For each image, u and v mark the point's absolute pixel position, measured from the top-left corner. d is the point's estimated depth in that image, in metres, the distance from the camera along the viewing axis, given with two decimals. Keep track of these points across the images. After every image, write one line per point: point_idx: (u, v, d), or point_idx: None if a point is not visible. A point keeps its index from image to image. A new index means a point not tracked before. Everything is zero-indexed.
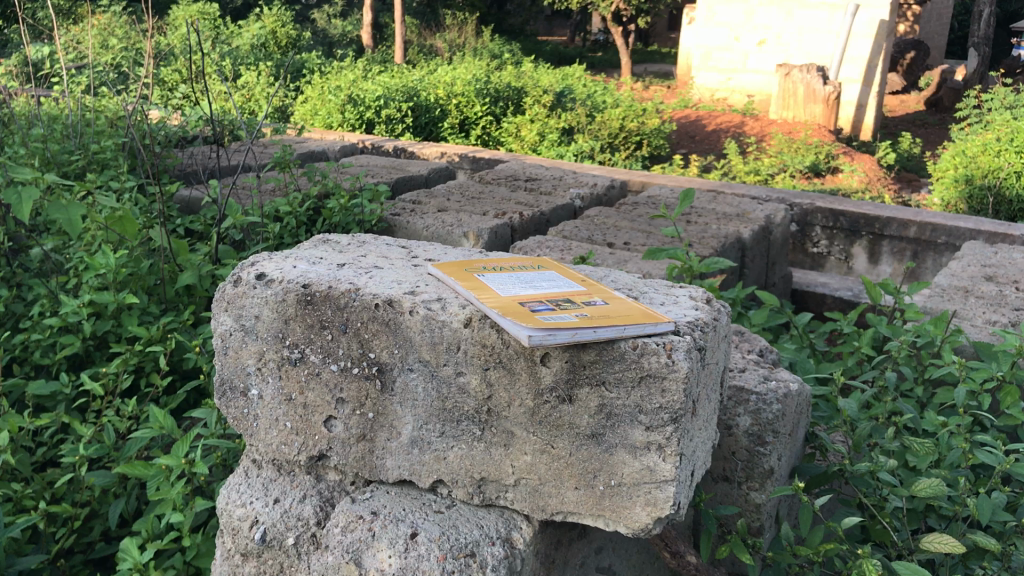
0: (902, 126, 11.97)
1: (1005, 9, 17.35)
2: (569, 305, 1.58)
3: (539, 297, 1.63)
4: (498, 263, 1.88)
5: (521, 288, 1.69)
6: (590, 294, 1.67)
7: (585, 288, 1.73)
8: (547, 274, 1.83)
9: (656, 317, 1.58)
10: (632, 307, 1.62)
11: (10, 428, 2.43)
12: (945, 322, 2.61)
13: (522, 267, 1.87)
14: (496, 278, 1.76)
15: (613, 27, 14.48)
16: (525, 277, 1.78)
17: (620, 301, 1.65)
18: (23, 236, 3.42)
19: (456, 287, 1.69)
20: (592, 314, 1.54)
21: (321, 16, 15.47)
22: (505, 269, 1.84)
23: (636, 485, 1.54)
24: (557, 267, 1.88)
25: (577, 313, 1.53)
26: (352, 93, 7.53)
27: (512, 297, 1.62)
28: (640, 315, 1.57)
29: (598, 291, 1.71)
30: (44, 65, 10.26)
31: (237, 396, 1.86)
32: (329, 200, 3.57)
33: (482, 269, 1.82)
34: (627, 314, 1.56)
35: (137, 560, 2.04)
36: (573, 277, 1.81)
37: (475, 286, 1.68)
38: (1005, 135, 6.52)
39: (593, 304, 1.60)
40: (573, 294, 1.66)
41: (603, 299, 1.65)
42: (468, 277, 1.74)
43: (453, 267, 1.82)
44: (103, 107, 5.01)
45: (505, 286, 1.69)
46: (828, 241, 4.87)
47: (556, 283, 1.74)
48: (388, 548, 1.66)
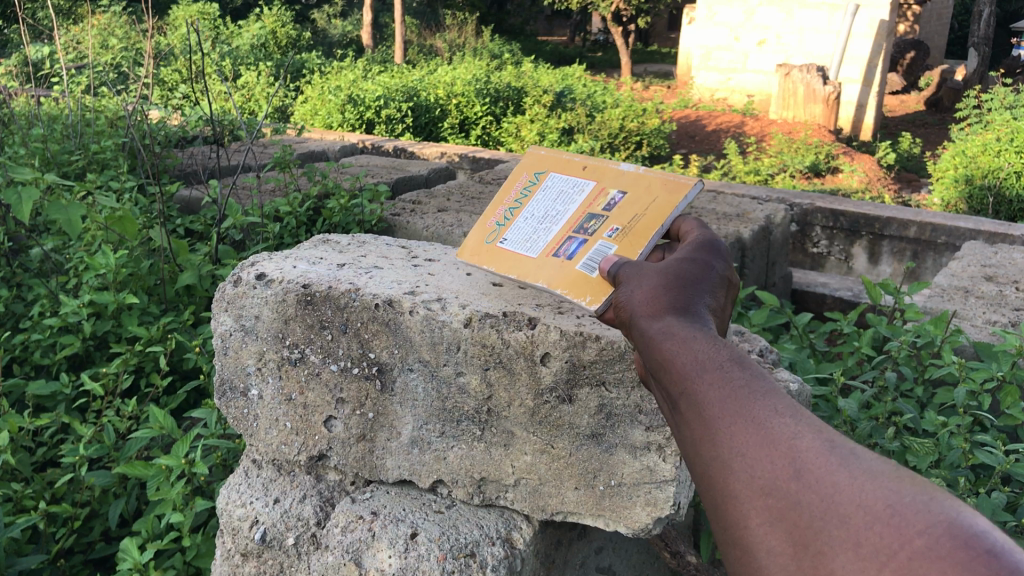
0: (902, 126, 11.98)
1: (1005, 10, 17.36)
2: (597, 226, 1.62)
3: (569, 232, 1.65)
4: (500, 194, 1.84)
5: (545, 229, 1.69)
6: (606, 196, 1.68)
7: (597, 186, 1.71)
8: (550, 182, 1.78)
9: (677, 187, 1.60)
10: (650, 190, 1.64)
11: (11, 428, 2.43)
12: (945, 322, 2.61)
13: (520, 184, 1.82)
14: (514, 229, 1.75)
15: (613, 27, 14.54)
16: (535, 207, 1.76)
17: (638, 187, 1.66)
18: (23, 236, 3.43)
19: (493, 270, 1.73)
20: (625, 234, 1.57)
21: (321, 16, 15.48)
22: (510, 205, 1.81)
23: (637, 485, 1.54)
24: (551, 164, 1.82)
25: (616, 240, 1.57)
26: (352, 93, 7.54)
27: (545, 250, 1.65)
28: (666, 203, 1.59)
29: (610, 182, 1.71)
30: (43, 65, 10.29)
31: (236, 395, 1.86)
32: (329, 200, 3.58)
33: (494, 225, 1.80)
34: (655, 212, 1.58)
35: (137, 560, 2.03)
36: (574, 169, 1.77)
37: (509, 263, 1.71)
38: (1005, 135, 6.52)
39: (614, 207, 1.63)
40: (594, 210, 1.66)
41: (623, 195, 1.66)
42: (494, 252, 1.75)
43: (472, 240, 1.81)
44: (103, 107, 5.01)
45: (530, 242, 1.71)
46: (828, 241, 4.88)
47: (569, 198, 1.72)
48: (388, 548, 1.66)
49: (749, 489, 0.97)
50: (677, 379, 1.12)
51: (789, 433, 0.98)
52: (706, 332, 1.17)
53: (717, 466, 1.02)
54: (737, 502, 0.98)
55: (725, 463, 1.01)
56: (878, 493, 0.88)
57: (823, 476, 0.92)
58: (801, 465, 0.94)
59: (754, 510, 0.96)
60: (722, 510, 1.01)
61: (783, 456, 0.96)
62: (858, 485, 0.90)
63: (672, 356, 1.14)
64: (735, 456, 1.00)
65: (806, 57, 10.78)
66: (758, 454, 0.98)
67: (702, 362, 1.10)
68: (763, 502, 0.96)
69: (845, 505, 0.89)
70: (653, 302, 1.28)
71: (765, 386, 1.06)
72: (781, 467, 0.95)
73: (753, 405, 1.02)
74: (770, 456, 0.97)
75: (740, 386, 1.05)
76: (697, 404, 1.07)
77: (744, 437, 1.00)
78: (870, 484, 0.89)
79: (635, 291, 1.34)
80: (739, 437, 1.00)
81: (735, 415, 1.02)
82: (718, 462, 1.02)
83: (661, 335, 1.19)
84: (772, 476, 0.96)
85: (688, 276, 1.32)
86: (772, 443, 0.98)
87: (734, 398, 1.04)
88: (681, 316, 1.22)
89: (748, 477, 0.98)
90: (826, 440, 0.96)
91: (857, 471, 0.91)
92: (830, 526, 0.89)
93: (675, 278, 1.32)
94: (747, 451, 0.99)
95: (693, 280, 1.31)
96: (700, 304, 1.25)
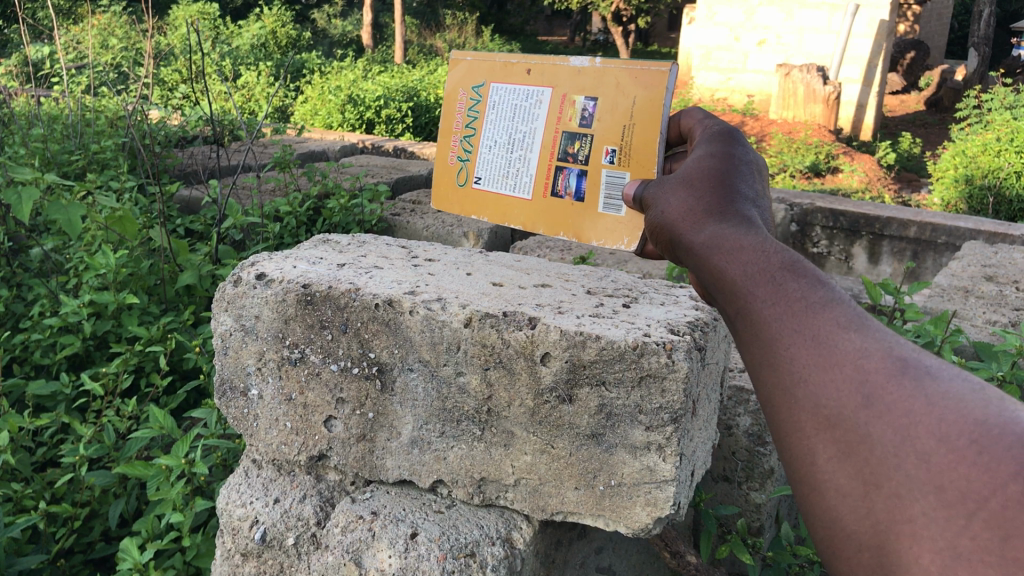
0: (902, 126, 11.99)
1: (1005, 9, 17.36)
2: (585, 148, 1.45)
3: (556, 161, 1.47)
4: (443, 125, 1.59)
5: (522, 160, 1.50)
6: (575, 104, 1.45)
7: (557, 92, 1.47)
8: (494, 96, 1.52)
9: (652, 77, 1.38)
10: (623, 87, 1.41)
11: (10, 428, 2.43)
12: (944, 322, 2.59)
13: (462, 105, 1.56)
14: (483, 163, 1.54)
15: (613, 28, 14.54)
16: (493, 132, 1.52)
17: (606, 84, 1.42)
18: (23, 236, 3.43)
19: (484, 219, 1.55)
20: (628, 153, 1.41)
21: (321, 16, 15.48)
22: (462, 133, 1.56)
23: (637, 485, 1.54)
24: (484, 70, 1.54)
25: (622, 164, 1.42)
26: (352, 94, 7.56)
27: (537, 185, 1.49)
28: (649, 101, 1.38)
29: (570, 84, 1.46)
30: (43, 65, 10.30)
31: (237, 396, 1.86)
32: (329, 200, 3.58)
33: (454, 163, 1.57)
34: (646, 117, 1.39)
35: (137, 560, 2.03)
36: (517, 75, 1.50)
37: (497, 209, 1.53)
38: (1005, 135, 6.52)
39: (596, 121, 1.44)
40: (569, 128, 1.46)
41: (595, 99, 1.44)
42: (473, 197, 1.56)
43: (439, 182, 1.61)
44: (103, 107, 5.02)
45: (512, 177, 1.51)
46: (828, 242, 4.88)
47: (531, 115, 1.49)
48: (388, 548, 1.66)
49: (811, 421, 0.73)
50: (724, 293, 0.84)
51: (861, 348, 0.72)
52: (754, 228, 0.88)
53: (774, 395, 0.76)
54: (795, 435, 0.74)
55: (782, 391, 0.75)
56: (967, 420, 0.64)
57: (904, 403, 0.68)
58: (876, 388, 0.70)
59: (817, 444, 0.73)
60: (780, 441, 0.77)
61: (850, 378, 0.71)
62: (943, 415, 0.66)
63: (711, 261, 0.87)
64: (795, 382, 0.74)
65: (806, 57, 10.77)
66: (823, 376, 0.73)
67: (752, 269, 0.81)
68: (828, 436, 0.72)
69: (925, 441, 0.66)
70: (687, 204, 1.00)
71: (830, 287, 0.78)
72: (849, 393, 0.71)
73: (815, 316, 0.75)
74: (836, 380, 0.72)
75: (800, 294, 0.77)
76: (746, 321, 0.80)
77: (805, 356, 0.74)
78: (959, 412, 0.65)
79: (661, 197, 1.08)
80: (799, 358, 0.74)
81: (795, 331, 0.75)
82: (775, 390, 0.76)
83: (703, 242, 0.91)
84: (843, 403, 0.71)
85: (720, 167, 1.05)
86: (838, 361, 0.72)
87: (792, 310, 0.76)
88: (720, 213, 0.93)
89: (811, 405, 0.73)
90: (908, 356, 0.71)
91: (944, 392, 0.67)
92: (908, 466, 0.66)
93: (702, 169, 1.05)
94: (810, 374, 0.73)
95: (728, 170, 1.04)
96: (743, 195, 0.97)
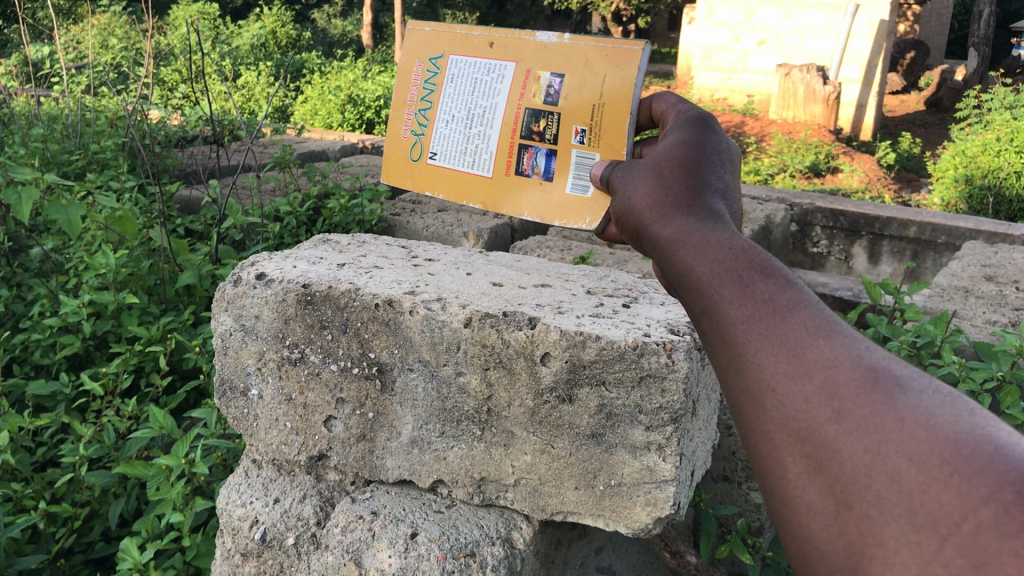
0: (901, 126, 12.00)
1: (1004, 10, 17.39)
2: (552, 127, 1.38)
3: (520, 139, 1.40)
4: (397, 96, 1.49)
5: (483, 136, 1.42)
6: (539, 80, 1.39)
7: (521, 67, 1.40)
8: (454, 68, 1.44)
9: (623, 57, 1.33)
10: (591, 65, 1.35)
11: (10, 428, 2.43)
12: (944, 323, 2.60)
13: (417, 76, 1.47)
14: (440, 138, 1.45)
15: (612, 28, 14.57)
16: (451, 106, 1.44)
17: (574, 62, 1.36)
18: (23, 236, 3.44)
19: (440, 196, 1.46)
20: (597, 133, 1.36)
21: (321, 16, 15.48)
22: (417, 106, 1.47)
23: (636, 485, 1.54)
24: (444, 41, 1.45)
25: (592, 144, 1.36)
26: (351, 93, 7.67)
27: (500, 165, 1.42)
28: (619, 82, 1.33)
29: (535, 60, 1.39)
30: (43, 65, 10.32)
31: (237, 396, 1.86)
32: (329, 200, 3.59)
33: (408, 137, 1.48)
34: (616, 97, 1.33)
35: (137, 560, 2.03)
36: (479, 48, 1.42)
37: (456, 186, 1.45)
38: (1005, 135, 6.51)
39: (564, 97, 1.37)
40: (533, 104, 1.39)
41: (562, 76, 1.37)
42: (427, 173, 1.47)
43: (391, 156, 1.51)
44: (103, 107, 5.02)
45: (470, 154, 1.43)
46: (828, 242, 4.89)
47: (493, 90, 1.41)
48: (388, 548, 1.66)
49: (779, 432, 0.70)
50: (688, 291, 0.80)
51: (829, 356, 0.70)
52: (722, 223, 0.85)
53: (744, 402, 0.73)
54: (764, 446, 0.71)
55: (751, 399, 0.72)
56: (939, 440, 0.63)
57: (875, 418, 0.65)
58: (846, 402, 0.67)
59: (788, 457, 0.69)
60: (747, 450, 0.74)
61: (820, 389, 0.68)
62: (915, 432, 0.64)
63: (680, 254, 0.83)
64: (764, 391, 0.71)
65: (806, 57, 10.77)
66: (792, 387, 0.70)
67: (718, 267, 0.78)
68: (798, 450, 0.69)
69: (896, 460, 0.63)
70: (655, 195, 0.96)
71: (799, 289, 0.75)
72: (820, 404, 0.68)
73: (784, 320, 0.72)
74: (806, 390, 0.69)
75: (768, 295, 0.74)
76: (712, 322, 0.77)
77: (775, 363, 0.71)
78: (932, 430, 0.63)
79: (627, 185, 1.04)
80: (767, 365, 0.71)
81: (763, 335, 0.73)
82: (743, 398, 0.73)
83: (668, 236, 0.87)
84: (813, 416, 0.68)
85: (690, 155, 1.01)
86: (809, 370, 0.69)
87: (759, 314, 0.74)
88: (688, 208, 0.89)
89: (781, 415, 0.70)
90: (879, 365, 0.68)
91: (914, 408, 0.65)
92: (879, 486, 0.64)
93: (672, 158, 1.01)
94: (778, 383, 0.71)
95: (697, 157, 1.00)
96: (712, 187, 0.93)
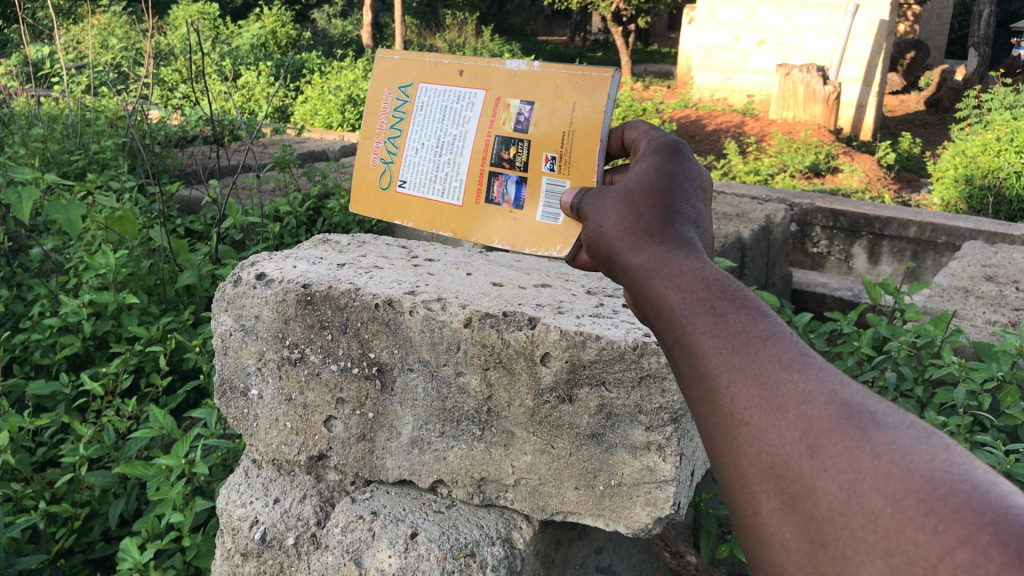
0: (902, 126, 12.00)
1: (1005, 9, 17.38)
2: (523, 154, 1.30)
3: (489, 166, 1.32)
4: (366, 125, 1.43)
5: (452, 164, 1.35)
6: (508, 108, 1.31)
7: (490, 94, 1.32)
8: (423, 96, 1.37)
9: (592, 84, 1.25)
10: (561, 93, 1.28)
11: (10, 428, 2.43)
12: (944, 323, 2.60)
13: (387, 105, 1.40)
14: (409, 165, 1.38)
15: (613, 27, 14.57)
16: (421, 134, 1.37)
17: (544, 89, 1.29)
18: (23, 236, 3.44)
19: (410, 225, 1.39)
20: (567, 159, 1.27)
21: (321, 16, 15.46)
22: (386, 134, 1.40)
23: (637, 485, 1.54)
24: (414, 69, 1.39)
25: (562, 171, 1.28)
26: (351, 93, 7.73)
27: (469, 192, 1.34)
28: (589, 110, 1.26)
29: (504, 87, 1.32)
30: (43, 65, 10.31)
31: (237, 396, 1.86)
32: (329, 200, 3.59)
33: (377, 165, 1.41)
34: (586, 124, 1.26)
35: (137, 560, 2.03)
36: (448, 76, 1.35)
37: (423, 215, 1.37)
38: (1005, 135, 6.51)
39: (535, 125, 1.29)
40: (502, 132, 1.31)
41: (531, 103, 1.30)
42: (398, 202, 1.40)
43: (361, 185, 1.44)
44: (103, 107, 5.03)
45: (440, 181, 1.36)
46: (828, 241, 4.89)
47: (462, 118, 1.34)
48: (388, 548, 1.66)
49: (753, 468, 0.69)
50: (661, 319, 0.79)
51: (804, 390, 0.68)
52: (695, 251, 0.83)
53: (719, 437, 0.72)
54: (738, 482, 0.70)
55: (724, 433, 0.71)
56: (914, 478, 0.61)
57: (850, 455, 0.64)
58: (820, 438, 0.66)
59: (762, 494, 0.68)
60: (723, 487, 0.73)
61: (794, 425, 0.67)
62: (890, 470, 0.62)
63: (655, 282, 0.81)
64: (737, 425, 0.70)
65: (806, 57, 10.77)
66: (766, 421, 0.69)
67: (692, 296, 0.77)
68: (772, 486, 0.67)
69: (871, 499, 0.62)
70: (627, 221, 0.93)
71: (772, 321, 0.74)
72: (793, 440, 0.67)
73: (757, 353, 0.71)
74: (780, 425, 0.68)
75: (741, 326, 0.73)
76: (686, 352, 0.75)
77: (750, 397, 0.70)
78: (907, 469, 0.61)
79: (599, 209, 1.01)
80: (740, 398, 0.70)
81: (737, 368, 0.71)
82: (717, 431, 0.72)
83: (640, 263, 0.85)
84: (788, 453, 0.67)
85: (663, 181, 0.98)
86: (782, 404, 0.68)
87: (733, 346, 0.72)
88: (661, 233, 0.87)
89: (755, 451, 0.69)
90: (854, 401, 0.67)
91: (890, 444, 0.63)
92: (854, 525, 0.62)
93: (645, 181, 0.99)
94: (752, 418, 0.69)
95: (670, 183, 0.98)
96: (684, 214, 0.91)
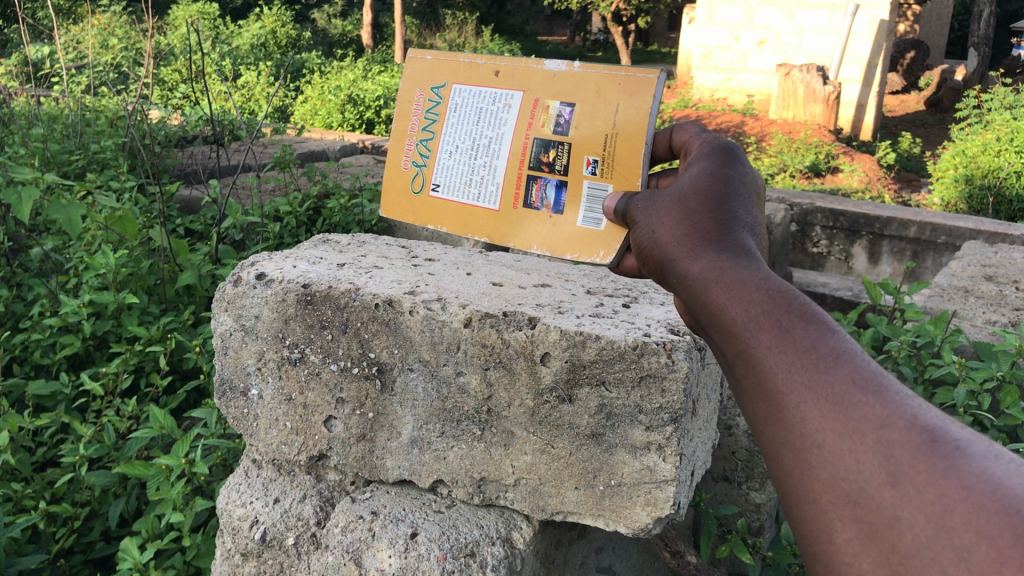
0: (902, 126, 12.01)
1: (1004, 9, 17.34)
2: (563, 156, 1.30)
3: (528, 170, 1.32)
4: (397, 126, 1.42)
5: (488, 167, 1.34)
6: (549, 109, 1.31)
7: (529, 96, 1.32)
8: (457, 98, 1.37)
9: (637, 86, 1.25)
10: (603, 94, 1.28)
11: (10, 428, 2.43)
12: (944, 323, 2.60)
13: (419, 106, 1.40)
14: (442, 169, 1.37)
15: (613, 27, 14.59)
16: (454, 136, 1.37)
17: (587, 91, 1.29)
18: (23, 236, 3.45)
19: (444, 230, 1.39)
20: (610, 163, 1.28)
21: (321, 16, 15.43)
22: (419, 136, 1.40)
23: (636, 485, 1.53)
24: (446, 70, 1.39)
25: (604, 175, 1.28)
26: (351, 94, 7.73)
27: (506, 196, 1.34)
28: (635, 112, 1.26)
29: (544, 89, 1.32)
30: (43, 65, 10.34)
31: (237, 395, 1.86)
32: (329, 200, 3.60)
33: (409, 168, 1.41)
34: (630, 127, 1.26)
35: (137, 560, 2.04)
36: (484, 77, 1.35)
37: (456, 220, 1.37)
38: (1005, 134, 6.49)
39: (576, 126, 1.29)
40: (542, 134, 1.31)
41: (573, 105, 1.30)
42: (430, 206, 1.40)
43: (391, 188, 1.44)
44: (103, 107, 5.04)
45: (475, 185, 1.35)
46: (828, 241, 4.90)
47: (498, 120, 1.34)
48: (388, 548, 1.66)
49: (829, 495, 0.71)
50: (722, 331, 0.81)
51: (883, 414, 0.70)
52: (754, 259, 0.85)
53: (788, 457, 0.75)
54: (810, 506, 0.73)
55: (795, 455, 0.74)
56: (1009, 514, 0.62)
57: (935, 485, 0.66)
58: (902, 465, 0.68)
59: (838, 522, 0.71)
60: (789, 510, 0.76)
61: (872, 450, 0.69)
62: (982, 503, 0.64)
63: (716, 290, 0.83)
64: (809, 448, 0.73)
65: (806, 57, 10.77)
66: (841, 445, 0.71)
67: (755, 309, 0.79)
68: (848, 514, 0.70)
69: (964, 534, 0.63)
70: (682, 228, 0.94)
71: (841, 336, 0.76)
72: (874, 468, 0.69)
73: (828, 372, 0.73)
74: (857, 450, 0.70)
75: (809, 342, 0.75)
76: (749, 366, 0.78)
77: (817, 415, 0.73)
78: (999, 502, 0.63)
79: (649, 214, 1.02)
80: (811, 420, 0.73)
81: (806, 387, 0.74)
82: (786, 452, 0.75)
83: (697, 270, 0.87)
84: (863, 477, 0.69)
85: (717, 187, 0.99)
86: (860, 428, 0.70)
87: (801, 362, 0.74)
88: (717, 241, 0.89)
89: (829, 475, 0.71)
90: (934, 426, 0.69)
91: (979, 474, 0.65)
92: (944, 561, 0.64)
93: (696, 185, 1.00)
94: (824, 440, 0.72)
95: (723, 190, 0.98)
96: (739, 220, 0.92)
